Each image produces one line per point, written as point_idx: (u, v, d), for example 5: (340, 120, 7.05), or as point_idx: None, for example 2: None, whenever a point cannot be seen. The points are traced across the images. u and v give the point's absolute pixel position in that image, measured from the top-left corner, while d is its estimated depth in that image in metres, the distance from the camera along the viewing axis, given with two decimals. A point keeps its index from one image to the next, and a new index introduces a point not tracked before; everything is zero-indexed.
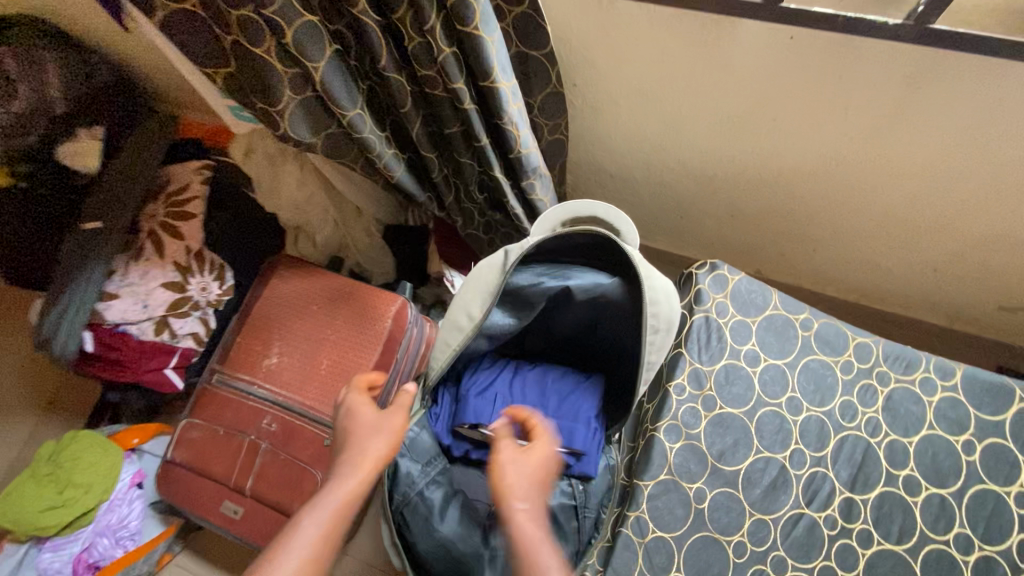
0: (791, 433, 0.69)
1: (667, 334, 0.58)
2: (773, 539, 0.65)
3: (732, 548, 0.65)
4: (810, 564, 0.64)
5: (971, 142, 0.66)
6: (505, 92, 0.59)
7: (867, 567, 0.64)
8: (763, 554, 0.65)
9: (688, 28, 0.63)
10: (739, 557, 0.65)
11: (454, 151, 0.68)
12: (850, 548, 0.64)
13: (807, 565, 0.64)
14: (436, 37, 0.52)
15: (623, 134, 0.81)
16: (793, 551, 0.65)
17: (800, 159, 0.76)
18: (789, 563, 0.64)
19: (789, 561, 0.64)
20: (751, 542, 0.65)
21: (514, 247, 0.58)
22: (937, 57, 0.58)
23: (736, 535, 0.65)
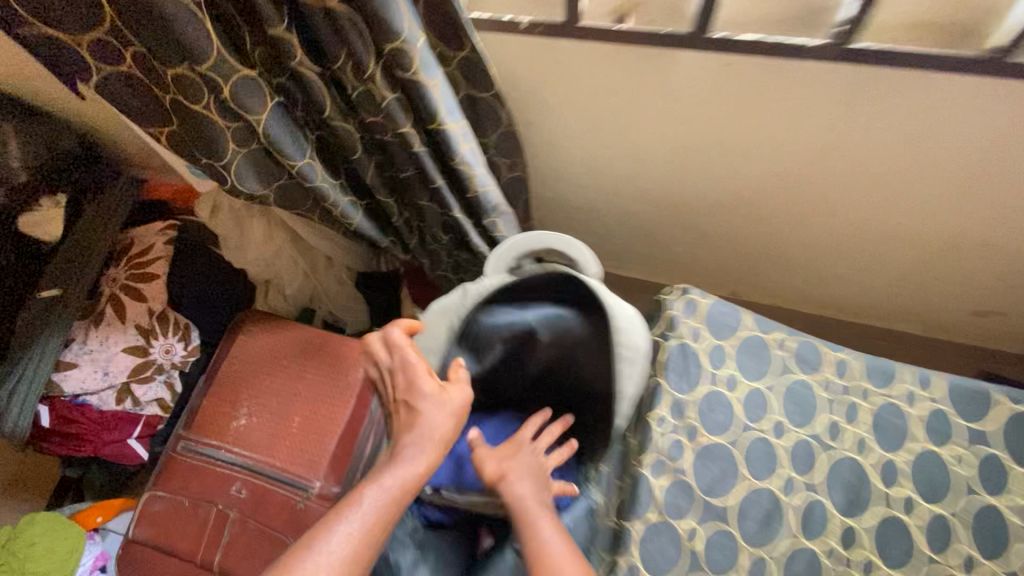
0: (779, 458, 0.66)
1: (636, 364, 0.59)
2: None
3: None
4: None
5: (918, 155, 0.66)
6: (455, 132, 0.59)
7: None
8: None
9: (626, 64, 0.63)
10: None
11: (412, 195, 0.68)
12: None
13: None
14: (378, 86, 0.52)
15: (583, 166, 0.82)
16: None
17: (760, 180, 0.76)
18: None
19: None
20: None
21: (466, 289, 0.62)
22: (871, 78, 0.59)
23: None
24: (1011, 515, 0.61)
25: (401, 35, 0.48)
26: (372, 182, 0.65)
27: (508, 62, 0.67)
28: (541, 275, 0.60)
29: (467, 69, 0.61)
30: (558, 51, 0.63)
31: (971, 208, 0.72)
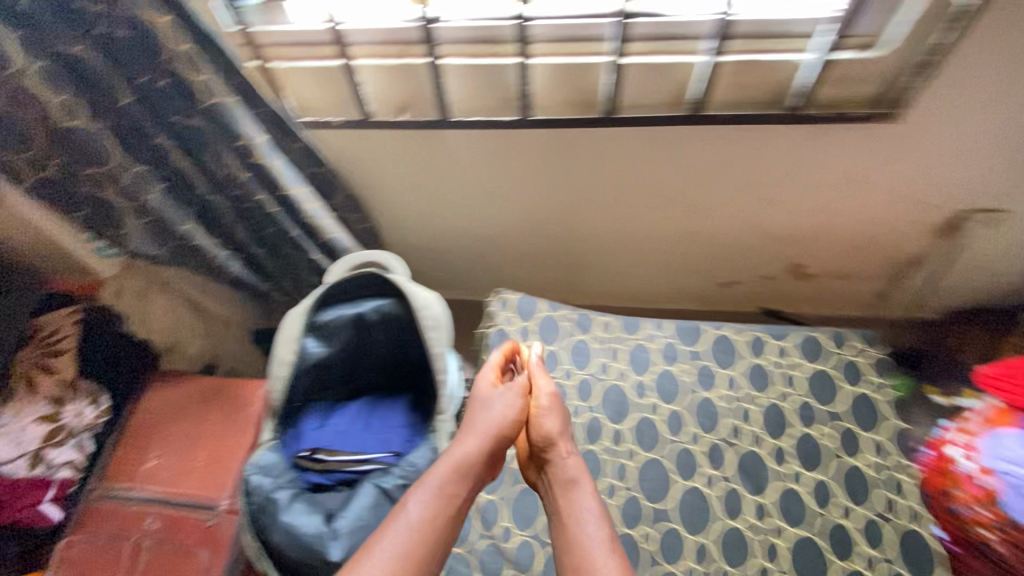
0: (569, 394, 0.94)
1: (443, 331, 0.82)
2: None
3: None
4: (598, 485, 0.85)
5: (625, 186, 0.96)
6: (298, 195, 0.86)
7: (638, 478, 0.85)
8: None
9: (409, 140, 0.89)
10: None
11: (278, 245, 0.92)
12: (624, 466, 0.86)
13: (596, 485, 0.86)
14: (234, 167, 0.78)
15: (414, 216, 1.08)
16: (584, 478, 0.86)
17: (537, 215, 1.04)
18: (583, 489, 0.86)
19: (583, 488, 0.86)
20: None
21: (311, 296, 0.79)
22: (568, 135, 0.86)
23: None
24: (716, 400, 0.91)
25: (244, 133, 0.75)
26: (243, 240, 0.89)
27: (336, 146, 0.92)
28: (364, 277, 0.81)
29: (303, 155, 0.88)
30: (365, 134, 0.89)
31: (678, 216, 1.03)
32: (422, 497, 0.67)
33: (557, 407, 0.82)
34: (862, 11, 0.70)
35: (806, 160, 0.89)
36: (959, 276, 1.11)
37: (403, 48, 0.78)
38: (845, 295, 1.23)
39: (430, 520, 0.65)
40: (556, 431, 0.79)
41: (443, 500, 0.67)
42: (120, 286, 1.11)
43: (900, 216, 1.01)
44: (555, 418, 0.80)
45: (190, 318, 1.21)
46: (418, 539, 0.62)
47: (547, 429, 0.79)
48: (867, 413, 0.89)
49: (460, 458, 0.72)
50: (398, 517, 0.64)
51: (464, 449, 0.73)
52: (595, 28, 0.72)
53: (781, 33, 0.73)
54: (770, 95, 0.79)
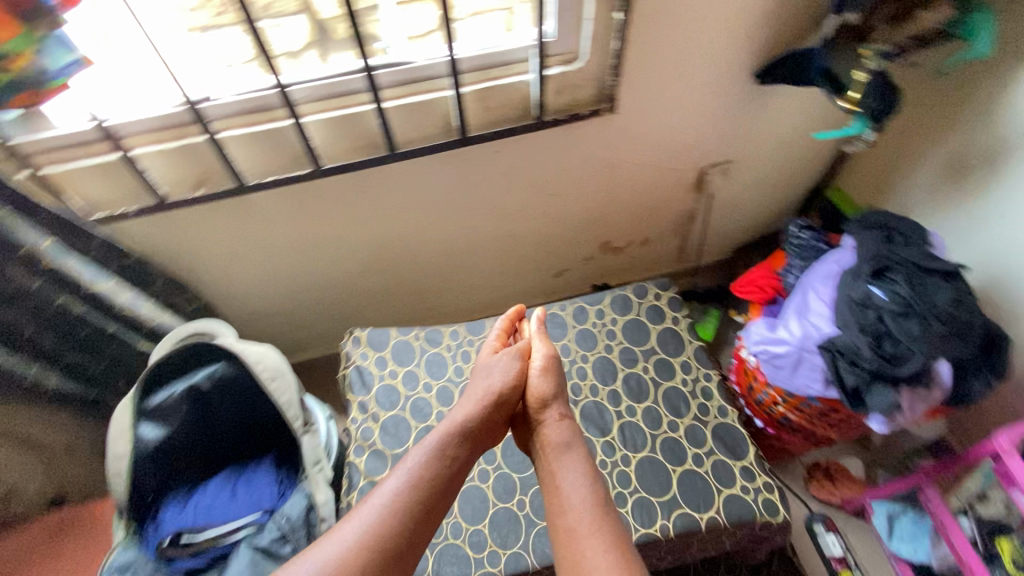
0: (432, 402, 1.04)
1: (284, 376, 0.93)
2: None
3: None
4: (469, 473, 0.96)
5: (433, 210, 1.09)
6: (107, 289, 0.89)
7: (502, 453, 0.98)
8: None
9: (215, 211, 0.95)
10: None
11: (100, 346, 0.93)
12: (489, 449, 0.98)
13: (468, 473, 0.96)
14: (23, 277, 0.79)
15: (250, 282, 1.12)
16: None
17: (367, 252, 1.14)
18: None
19: None
20: None
21: (136, 387, 0.84)
22: (363, 176, 0.97)
23: None
24: None
25: (28, 241, 0.77)
26: (55, 348, 0.87)
27: (142, 232, 0.95)
28: (183, 351, 0.89)
29: (105, 251, 0.90)
30: (170, 216, 0.93)
31: (489, 224, 1.18)
32: (422, 452, 0.79)
33: (554, 370, 0.92)
34: (555, 38, 0.88)
35: (570, 157, 1.09)
36: (722, 218, 1.40)
37: (179, 130, 0.84)
38: (651, 255, 1.48)
39: (429, 471, 0.77)
40: (547, 393, 0.89)
41: (444, 457, 0.79)
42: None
43: (660, 184, 1.25)
44: (552, 382, 0.90)
45: (20, 458, 0.93)
46: (417, 488, 0.75)
47: (539, 393, 0.89)
48: (673, 342, 1.08)
49: (460, 421, 0.84)
50: (399, 469, 0.77)
51: (463, 415, 0.84)
52: (350, 84, 0.85)
53: (504, 62, 0.90)
54: (515, 110, 0.96)
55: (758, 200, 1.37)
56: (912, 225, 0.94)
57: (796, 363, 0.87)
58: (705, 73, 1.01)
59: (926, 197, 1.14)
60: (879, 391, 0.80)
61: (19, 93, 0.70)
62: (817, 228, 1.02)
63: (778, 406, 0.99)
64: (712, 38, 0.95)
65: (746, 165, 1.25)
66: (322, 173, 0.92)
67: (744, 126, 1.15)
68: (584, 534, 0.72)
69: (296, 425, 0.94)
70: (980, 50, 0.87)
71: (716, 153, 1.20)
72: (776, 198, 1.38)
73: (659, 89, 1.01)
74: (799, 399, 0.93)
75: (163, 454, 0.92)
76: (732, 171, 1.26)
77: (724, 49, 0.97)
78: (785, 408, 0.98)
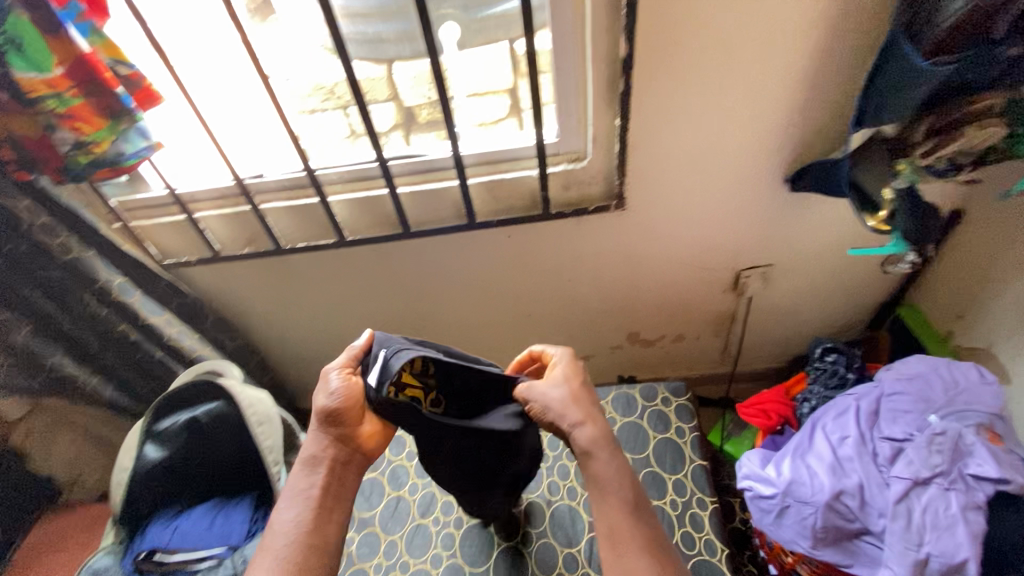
0: (409, 470, 1.04)
1: (273, 423, 0.93)
2: (399, 551, 0.94)
3: (373, 569, 0.92)
4: (423, 555, 0.93)
5: (449, 282, 1.18)
6: (160, 323, 1.02)
7: (460, 540, 0.93)
8: (396, 561, 0.93)
9: (265, 269, 1.12)
10: (385, 562, 0.93)
11: (151, 370, 1.07)
12: (449, 534, 0.95)
13: (422, 555, 0.93)
14: (95, 304, 0.95)
15: (294, 328, 1.28)
16: (413, 551, 0.93)
17: (390, 312, 1.25)
18: (411, 562, 0.92)
19: (411, 560, 0.92)
20: (392, 553, 0.94)
21: (170, 419, 0.91)
22: (386, 251, 1.10)
23: (374, 559, 0.93)
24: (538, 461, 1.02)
25: (102, 277, 0.93)
26: (114, 367, 1.04)
27: (214, 284, 1.15)
28: (179, 389, 0.90)
29: (185, 308, 1.11)
30: (232, 274, 1.12)
31: (505, 301, 1.24)
32: (291, 514, 0.64)
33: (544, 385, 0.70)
34: (558, 139, 0.95)
35: (585, 246, 1.11)
36: (767, 322, 1.29)
37: (235, 201, 1.01)
38: (687, 352, 1.39)
39: (303, 562, 0.61)
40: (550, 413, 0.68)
41: (322, 517, 0.64)
42: (28, 427, 1.05)
43: (688, 284, 1.20)
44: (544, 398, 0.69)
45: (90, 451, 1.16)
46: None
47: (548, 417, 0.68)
48: (672, 456, 1.00)
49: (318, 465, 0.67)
50: (280, 532, 0.63)
51: (305, 476, 0.66)
52: (372, 171, 0.98)
53: (511, 158, 0.98)
54: (524, 202, 1.02)
55: (808, 308, 1.24)
56: (971, 376, 0.76)
57: (780, 510, 0.74)
58: (725, 177, 0.97)
59: (1010, 338, 0.95)
60: (848, 547, 0.70)
61: (102, 169, 0.80)
62: (845, 353, 0.90)
63: (786, 556, 0.86)
64: (727, 143, 0.92)
65: (788, 270, 1.16)
66: (345, 243, 1.04)
67: (780, 231, 1.07)
68: (619, 531, 0.60)
69: (274, 469, 0.92)
70: None
71: (751, 256, 1.13)
72: (835, 308, 1.24)
73: (675, 193, 1.00)
74: (802, 554, 0.80)
75: (160, 476, 0.92)
76: (772, 275, 1.17)
77: (742, 155, 0.94)
78: (792, 560, 0.85)
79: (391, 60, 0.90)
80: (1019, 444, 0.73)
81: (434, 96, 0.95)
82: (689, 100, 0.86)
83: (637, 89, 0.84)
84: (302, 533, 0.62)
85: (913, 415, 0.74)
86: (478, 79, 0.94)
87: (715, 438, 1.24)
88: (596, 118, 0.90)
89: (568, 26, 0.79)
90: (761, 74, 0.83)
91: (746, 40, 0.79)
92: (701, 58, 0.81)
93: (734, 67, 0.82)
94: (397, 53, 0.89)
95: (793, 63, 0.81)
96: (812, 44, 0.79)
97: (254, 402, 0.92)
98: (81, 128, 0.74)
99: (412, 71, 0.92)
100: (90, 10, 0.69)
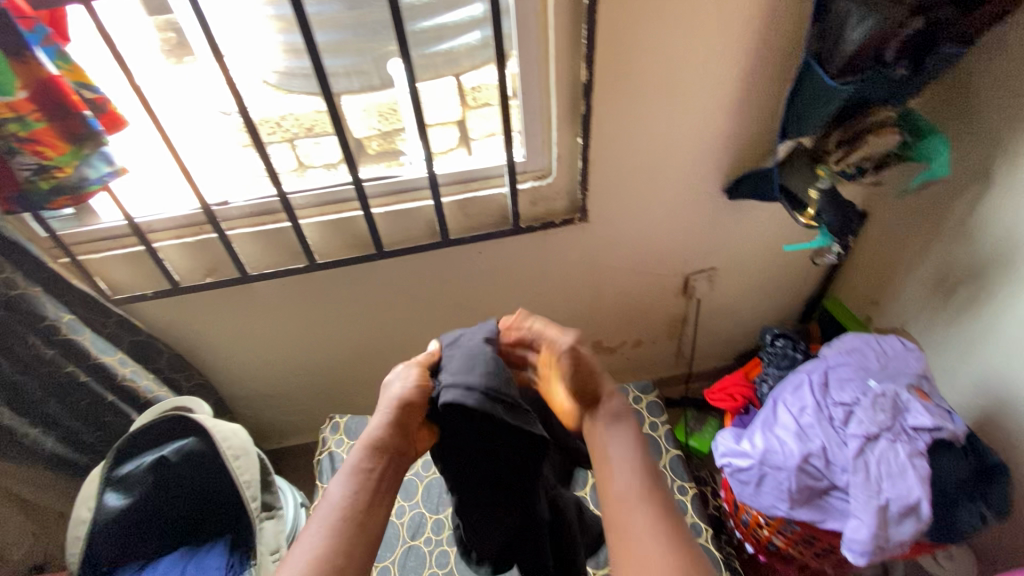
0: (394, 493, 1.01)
1: (249, 456, 0.88)
2: None
3: None
4: None
5: (420, 303, 1.20)
6: (112, 362, 0.95)
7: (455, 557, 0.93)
8: None
9: (227, 300, 1.08)
10: None
11: (100, 416, 0.98)
12: (444, 551, 0.94)
13: None
14: (40, 344, 0.87)
15: (255, 362, 1.23)
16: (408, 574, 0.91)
17: (359, 338, 1.24)
18: None
19: None
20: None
21: (136, 460, 0.85)
22: (357, 274, 1.10)
23: None
24: None
25: (49, 314, 0.86)
26: (56, 415, 0.95)
27: (170, 319, 1.09)
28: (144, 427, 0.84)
29: (137, 346, 1.05)
30: (191, 306, 1.07)
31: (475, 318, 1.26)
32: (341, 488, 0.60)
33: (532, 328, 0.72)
34: (525, 158, 1.01)
35: (551, 259, 1.17)
36: (715, 322, 1.40)
37: (198, 229, 0.98)
38: (646, 356, 1.47)
39: (355, 539, 0.57)
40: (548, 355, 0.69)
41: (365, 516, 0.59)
42: None
43: (645, 290, 1.29)
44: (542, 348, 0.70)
45: (18, 519, 1.02)
46: None
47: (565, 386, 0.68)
48: (649, 449, 1.06)
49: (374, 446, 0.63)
50: (318, 516, 0.58)
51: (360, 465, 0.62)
52: (344, 193, 1.00)
53: (481, 177, 1.03)
54: (495, 218, 1.07)
55: (749, 306, 1.38)
56: (897, 346, 0.89)
57: (759, 479, 0.81)
58: (674, 189, 1.08)
59: (916, 317, 1.11)
60: (821, 505, 0.78)
61: (63, 197, 0.76)
62: (791, 337, 1.03)
63: (762, 530, 0.92)
64: (676, 158, 1.03)
65: (731, 272, 1.28)
66: (316, 266, 1.03)
67: (723, 237, 1.20)
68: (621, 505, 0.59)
69: (253, 505, 0.86)
70: (938, 170, 0.90)
71: (698, 261, 1.24)
72: (771, 303, 1.38)
73: (632, 205, 1.09)
74: (778, 522, 0.87)
75: (122, 525, 0.85)
76: (717, 278, 1.29)
77: (689, 168, 1.05)
78: (767, 532, 0.91)
79: (340, 93, 0.99)
80: (944, 402, 0.85)
81: (383, 128, 1.05)
82: (642, 121, 0.96)
83: (598, 111, 0.93)
84: (355, 513, 0.58)
85: (856, 380, 0.85)
86: (436, 111, 1.04)
87: (681, 434, 1.32)
88: (561, 137, 0.97)
89: (534, 52, 0.87)
90: (702, 97, 0.95)
91: (689, 68, 0.90)
92: (651, 83, 0.91)
93: (679, 91, 0.93)
94: (347, 87, 0.98)
95: (728, 86, 0.94)
96: (742, 70, 0.92)
97: (229, 433, 0.87)
98: (45, 153, 0.72)
99: (363, 103, 1.01)
100: (55, 33, 0.68)
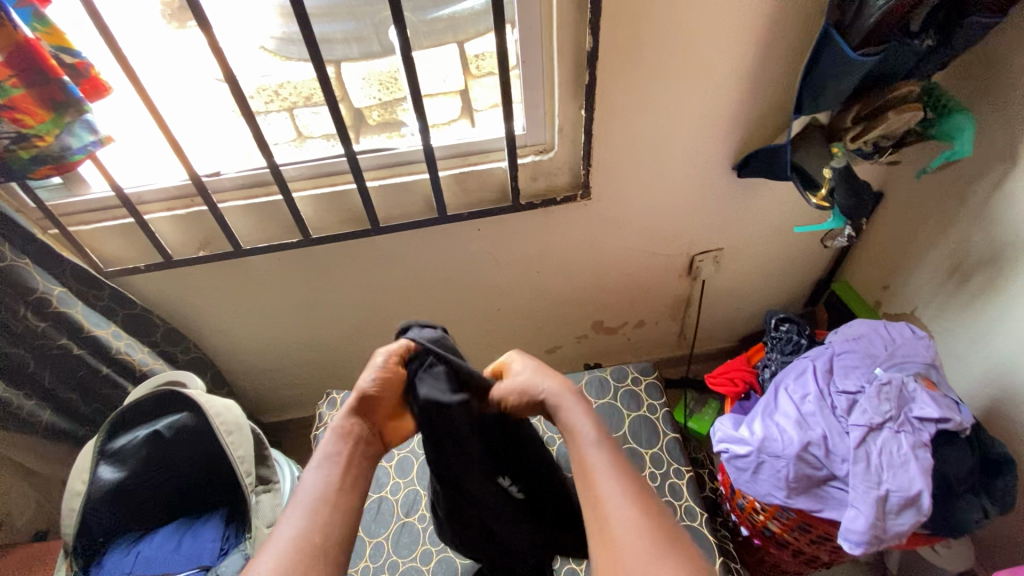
0: (389, 470, 1.02)
1: (243, 432, 0.87)
2: (386, 552, 0.92)
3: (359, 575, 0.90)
4: (413, 553, 0.92)
5: (418, 280, 1.17)
6: (106, 336, 0.94)
7: None
8: (383, 562, 0.91)
9: (221, 274, 1.06)
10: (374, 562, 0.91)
11: (96, 388, 0.98)
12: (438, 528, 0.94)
13: (411, 553, 0.92)
14: (31, 317, 0.86)
15: (253, 337, 1.22)
16: (401, 551, 0.92)
17: (357, 314, 1.22)
18: (400, 561, 0.91)
19: (399, 560, 0.91)
20: (381, 554, 0.92)
21: (131, 433, 0.85)
22: (353, 250, 1.08)
23: (361, 563, 0.91)
24: None
25: (39, 286, 0.84)
26: (52, 387, 0.95)
27: (164, 292, 1.07)
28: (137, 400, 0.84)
29: (132, 320, 1.04)
30: (185, 280, 1.06)
31: (475, 295, 1.24)
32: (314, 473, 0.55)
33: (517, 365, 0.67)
34: (526, 131, 0.97)
35: (552, 237, 1.14)
36: (720, 304, 1.37)
37: (190, 201, 0.95)
38: (649, 336, 1.45)
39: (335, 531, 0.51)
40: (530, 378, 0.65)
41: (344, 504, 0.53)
42: None
43: (648, 270, 1.25)
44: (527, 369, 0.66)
45: (21, 486, 1.03)
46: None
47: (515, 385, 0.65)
48: (647, 432, 1.05)
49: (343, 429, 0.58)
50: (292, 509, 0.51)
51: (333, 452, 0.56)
52: (337, 166, 0.97)
53: (480, 151, 1.00)
54: (495, 194, 1.04)
55: (755, 288, 1.34)
56: (905, 333, 0.86)
57: (756, 466, 0.80)
58: (681, 166, 1.04)
59: (929, 302, 1.08)
60: (820, 492, 0.77)
61: (43, 167, 0.74)
62: (797, 322, 1.00)
63: (758, 515, 0.91)
64: (684, 133, 0.98)
65: (738, 253, 1.25)
66: (310, 241, 1.01)
67: (731, 217, 1.16)
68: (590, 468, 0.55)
69: (248, 480, 0.86)
70: (960, 150, 0.86)
71: (704, 241, 1.21)
72: (777, 286, 1.35)
73: (637, 182, 1.05)
74: (774, 509, 0.86)
75: (116, 497, 0.85)
76: (723, 259, 1.25)
77: (697, 144, 1.01)
78: (764, 517, 0.90)
79: (338, 60, 0.95)
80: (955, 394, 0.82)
81: (383, 98, 1.01)
82: (648, 93, 0.91)
83: (602, 82, 0.88)
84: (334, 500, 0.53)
85: (862, 368, 0.83)
86: (433, 80, 1.00)
87: (680, 416, 1.31)
88: (563, 109, 0.93)
89: (536, 18, 0.82)
90: (714, 68, 0.89)
91: (700, 37, 0.85)
92: (659, 52, 0.86)
93: (688, 60, 0.88)
94: (345, 55, 0.95)
95: (741, 56, 0.89)
96: (757, 40, 0.87)
97: (224, 407, 0.86)
98: (23, 121, 0.69)
99: (362, 71, 0.97)
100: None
